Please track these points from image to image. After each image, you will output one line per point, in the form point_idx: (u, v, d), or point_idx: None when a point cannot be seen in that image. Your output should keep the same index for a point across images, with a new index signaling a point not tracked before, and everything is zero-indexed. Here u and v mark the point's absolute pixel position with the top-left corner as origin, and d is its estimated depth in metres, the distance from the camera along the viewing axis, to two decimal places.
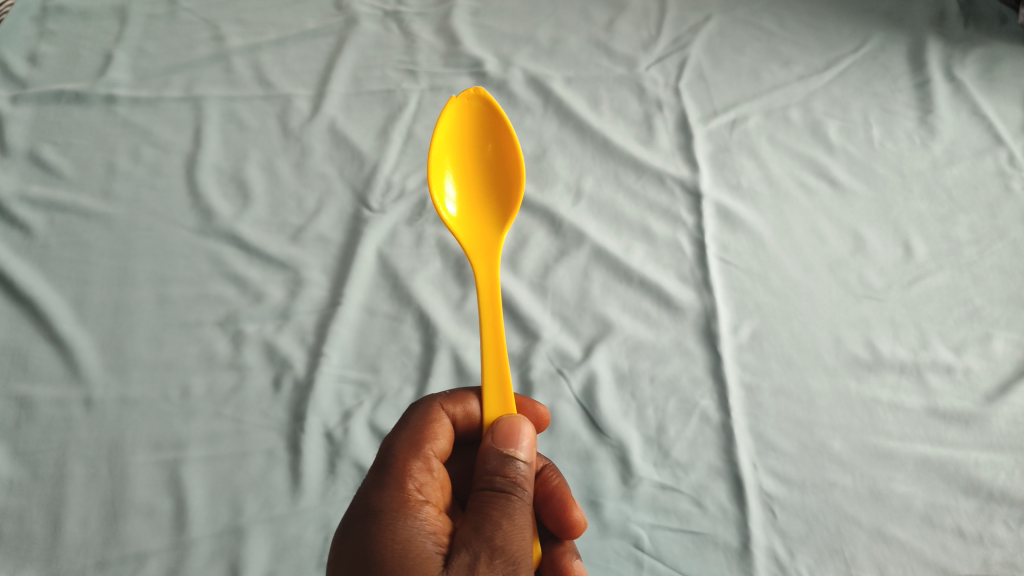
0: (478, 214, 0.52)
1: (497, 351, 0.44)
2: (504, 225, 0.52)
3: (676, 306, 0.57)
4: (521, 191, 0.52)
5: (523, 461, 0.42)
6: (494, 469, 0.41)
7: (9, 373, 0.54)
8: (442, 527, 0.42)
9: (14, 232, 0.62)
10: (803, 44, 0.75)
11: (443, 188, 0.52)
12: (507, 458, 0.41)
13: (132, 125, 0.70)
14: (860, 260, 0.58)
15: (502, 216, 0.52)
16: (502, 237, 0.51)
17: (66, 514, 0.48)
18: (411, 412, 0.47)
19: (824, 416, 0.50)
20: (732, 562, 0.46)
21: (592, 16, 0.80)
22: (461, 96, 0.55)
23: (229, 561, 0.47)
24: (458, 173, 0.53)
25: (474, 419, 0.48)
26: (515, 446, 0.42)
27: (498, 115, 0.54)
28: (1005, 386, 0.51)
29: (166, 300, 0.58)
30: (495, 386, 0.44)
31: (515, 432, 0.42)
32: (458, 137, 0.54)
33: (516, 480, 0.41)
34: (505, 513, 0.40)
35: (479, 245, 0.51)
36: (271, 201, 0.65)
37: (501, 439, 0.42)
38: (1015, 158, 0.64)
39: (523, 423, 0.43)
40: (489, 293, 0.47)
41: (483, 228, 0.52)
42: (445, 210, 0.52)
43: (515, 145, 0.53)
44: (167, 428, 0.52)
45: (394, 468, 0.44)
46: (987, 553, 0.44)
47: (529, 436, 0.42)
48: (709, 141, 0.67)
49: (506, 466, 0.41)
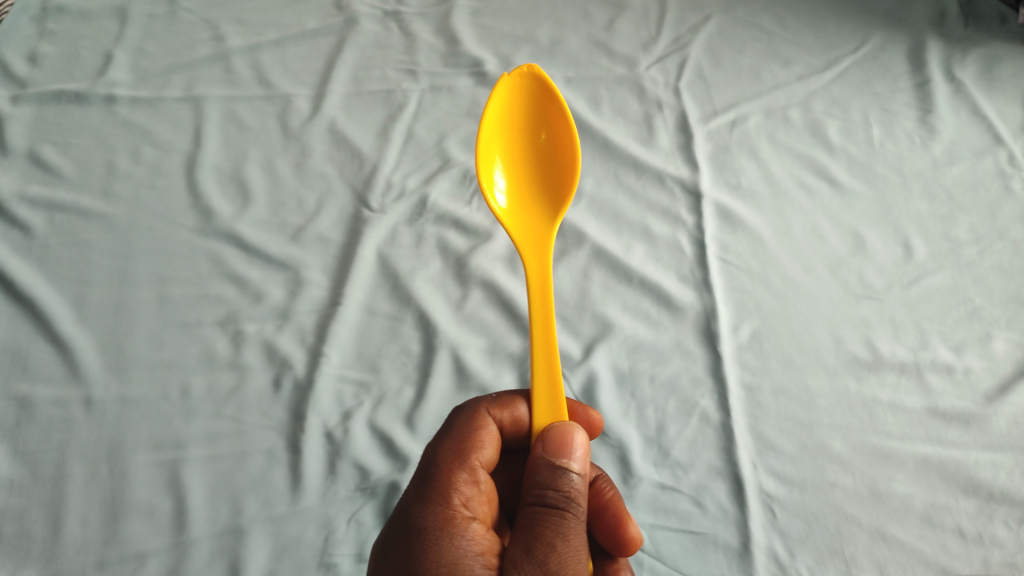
0: (528, 205, 0.53)
1: (549, 352, 0.44)
2: (555, 215, 0.52)
3: (676, 306, 0.57)
4: (573, 180, 0.53)
5: (575, 473, 0.41)
6: (546, 482, 0.41)
7: (9, 373, 0.54)
8: (489, 547, 0.42)
9: (14, 232, 0.62)
10: (803, 44, 0.75)
11: (492, 177, 0.53)
12: (560, 470, 0.41)
13: (132, 125, 0.70)
14: (861, 260, 0.58)
15: (553, 205, 0.53)
16: (553, 228, 0.52)
17: (65, 514, 0.48)
18: (457, 418, 0.47)
19: (825, 416, 0.50)
20: (732, 562, 0.46)
21: (592, 16, 0.80)
22: (512, 77, 0.55)
23: (229, 561, 0.47)
24: (506, 161, 0.54)
25: (521, 424, 0.48)
26: (568, 457, 0.41)
27: (551, 98, 0.55)
28: (1005, 386, 0.51)
29: (167, 300, 0.58)
30: (545, 389, 0.44)
31: (568, 441, 0.42)
32: (507, 121, 0.55)
33: (570, 495, 0.41)
34: (558, 533, 0.40)
35: (529, 236, 0.51)
36: (271, 201, 0.65)
37: (553, 448, 0.41)
38: (1015, 158, 0.64)
39: (576, 431, 0.42)
40: (539, 286, 0.47)
41: (534, 218, 0.52)
42: (494, 200, 0.52)
43: (568, 130, 0.54)
44: (167, 428, 0.52)
45: (438, 480, 0.44)
46: (986, 553, 0.44)
47: (582, 445, 0.42)
48: (710, 141, 0.67)
49: (559, 479, 0.41)
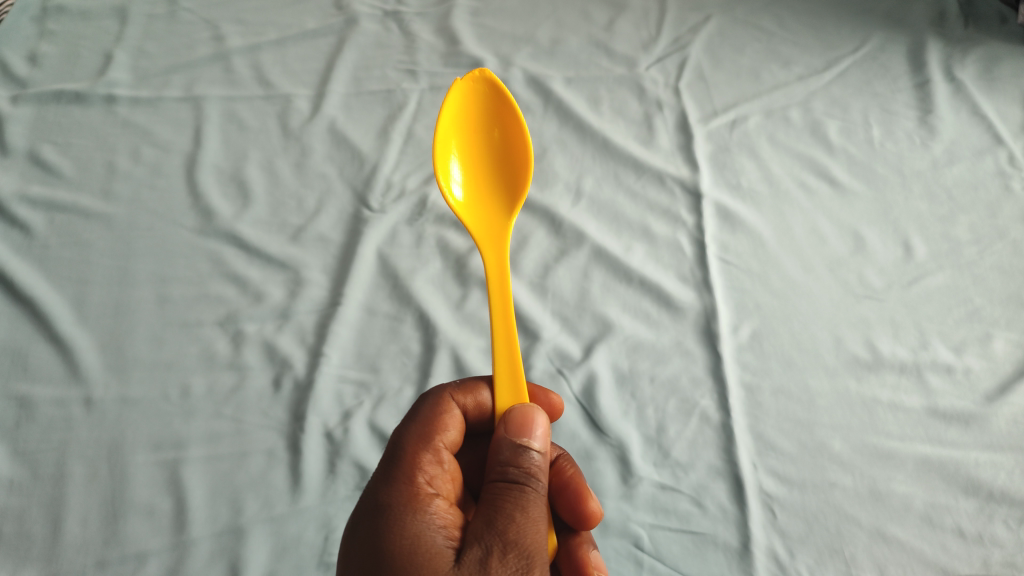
0: (483, 199, 0.53)
1: (509, 342, 0.45)
2: (511, 210, 0.52)
3: (676, 306, 0.57)
4: (527, 175, 0.53)
5: (536, 451, 0.41)
6: (508, 460, 0.41)
7: (9, 373, 0.54)
8: (453, 521, 0.42)
9: (14, 232, 0.62)
10: (803, 44, 0.75)
11: (449, 170, 0.53)
12: (521, 448, 0.41)
13: (132, 125, 0.70)
14: (860, 260, 0.58)
15: (508, 200, 0.53)
16: (509, 222, 0.52)
17: (65, 515, 0.48)
18: (422, 403, 0.47)
19: (824, 416, 0.50)
20: (732, 562, 0.46)
21: (593, 16, 0.80)
22: (467, 79, 0.55)
23: (229, 561, 0.47)
24: (463, 156, 0.54)
25: (485, 408, 0.48)
26: (528, 436, 0.41)
27: (504, 99, 0.55)
28: (1006, 386, 0.51)
29: (167, 299, 0.58)
30: (507, 376, 0.44)
31: (529, 421, 0.42)
32: (463, 119, 0.55)
33: (531, 471, 0.41)
34: (519, 506, 0.40)
35: (485, 229, 0.51)
36: (271, 201, 0.65)
37: (514, 429, 0.42)
38: (1015, 158, 0.64)
39: (536, 413, 0.42)
40: (497, 277, 0.47)
41: (491, 212, 0.52)
42: (451, 193, 0.52)
43: (521, 129, 0.54)
44: (167, 428, 0.52)
45: (404, 460, 0.44)
46: (987, 553, 0.44)
47: (542, 425, 0.42)
48: (710, 142, 0.67)
49: (520, 456, 0.41)
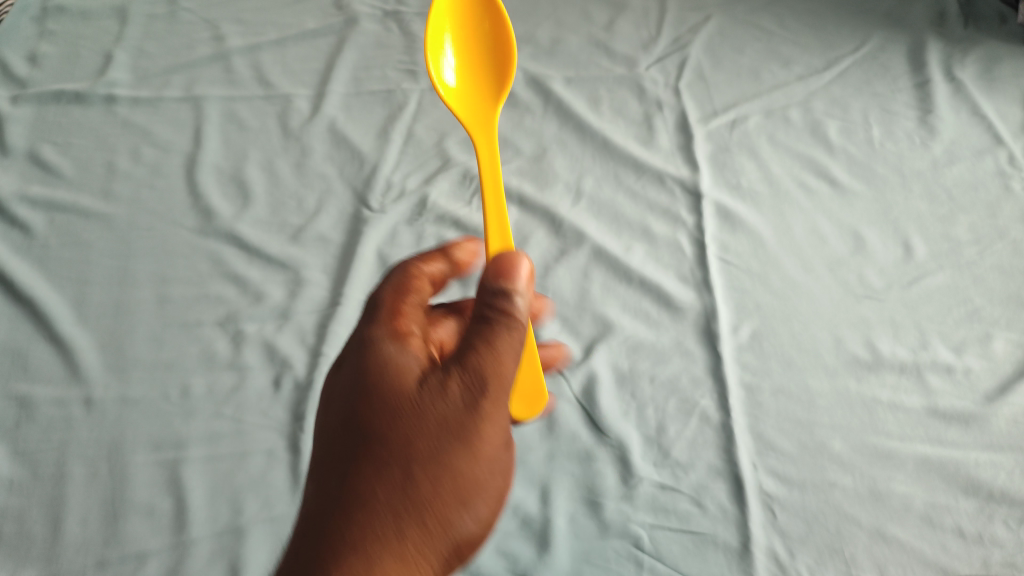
0: (473, 70, 0.48)
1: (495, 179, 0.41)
2: (502, 87, 0.48)
3: (676, 306, 0.57)
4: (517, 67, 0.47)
5: (520, 297, 0.34)
6: (483, 308, 0.34)
7: (9, 373, 0.54)
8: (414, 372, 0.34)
9: (14, 232, 0.62)
10: (803, 44, 0.75)
11: (441, 49, 0.47)
12: (500, 295, 0.34)
13: (133, 125, 0.70)
14: (860, 260, 0.58)
15: (498, 74, 0.48)
16: (498, 103, 0.47)
17: (65, 515, 0.48)
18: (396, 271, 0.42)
19: (824, 416, 0.50)
20: (732, 562, 0.46)
21: (593, 16, 0.80)
22: None
23: (229, 561, 0.47)
24: (456, 33, 0.48)
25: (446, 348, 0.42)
26: (511, 282, 0.34)
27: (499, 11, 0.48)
28: (1006, 386, 0.51)
29: (167, 300, 0.58)
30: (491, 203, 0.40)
31: (514, 264, 0.35)
32: None
33: (507, 311, 0.34)
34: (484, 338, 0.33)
35: (474, 114, 0.47)
36: (271, 201, 0.65)
37: (495, 280, 0.34)
38: (1015, 158, 0.64)
39: (524, 257, 0.35)
40: (486, 145, 0.44)
41: (482, 98, 0.48)
42: (441, 76, 0.47)
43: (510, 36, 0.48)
44: (167, 428, 0.52)
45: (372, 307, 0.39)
46: (987, 553, 0.45)
47: (529, 269, 0.35)
48: (710, 141, 0.67)
49: (497, 303, 0.34)
